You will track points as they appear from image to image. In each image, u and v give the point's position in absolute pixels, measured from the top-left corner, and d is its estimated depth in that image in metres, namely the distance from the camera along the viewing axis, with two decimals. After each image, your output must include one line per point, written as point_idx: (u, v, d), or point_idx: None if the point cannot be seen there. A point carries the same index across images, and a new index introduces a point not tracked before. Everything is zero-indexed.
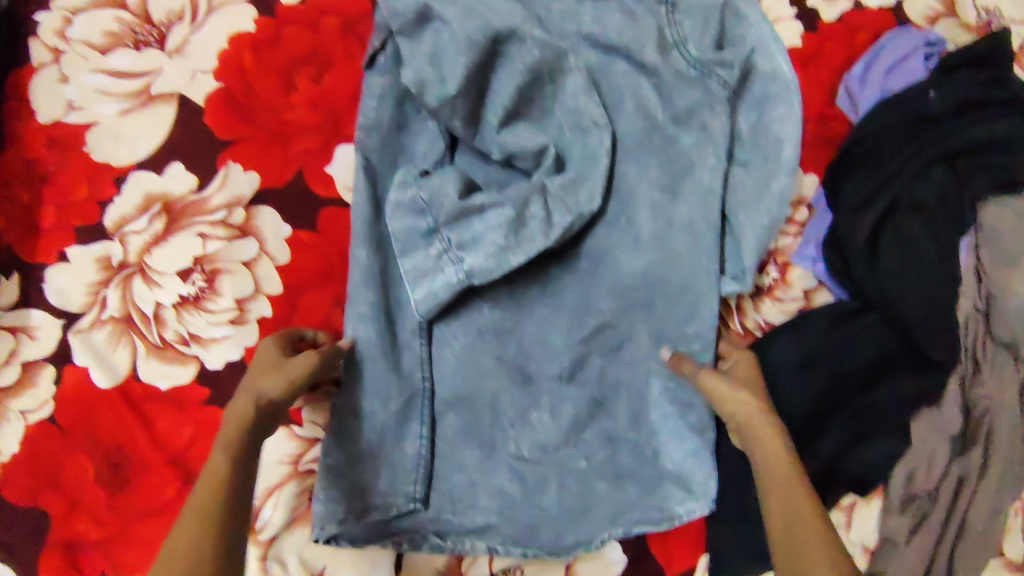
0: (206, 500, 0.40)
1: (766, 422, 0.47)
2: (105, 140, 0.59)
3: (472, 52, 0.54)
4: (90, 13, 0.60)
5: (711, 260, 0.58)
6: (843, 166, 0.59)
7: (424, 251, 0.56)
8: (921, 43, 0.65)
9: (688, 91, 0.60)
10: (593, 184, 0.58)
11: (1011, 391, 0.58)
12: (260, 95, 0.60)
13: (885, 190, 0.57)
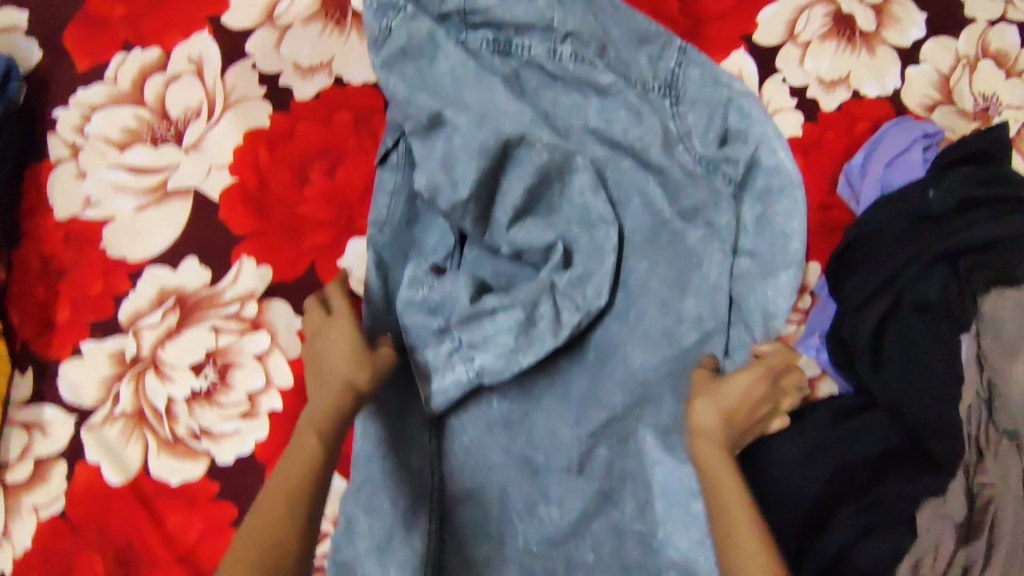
0: (298, 480, 0.44)
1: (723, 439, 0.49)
2: (122, 236, 0.60)
3: (482, 158, 0.57)
4: (107, 110, 0.61)
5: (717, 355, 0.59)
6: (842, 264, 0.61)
7: (435, 348, 0.57)
8: (919, 134, 0.65)
9: (694, 190, 0.61)
10: (599, 278, 0.60)
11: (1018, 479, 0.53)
12: (274, 190, 0.62)
13: (890, 289, 0.57)
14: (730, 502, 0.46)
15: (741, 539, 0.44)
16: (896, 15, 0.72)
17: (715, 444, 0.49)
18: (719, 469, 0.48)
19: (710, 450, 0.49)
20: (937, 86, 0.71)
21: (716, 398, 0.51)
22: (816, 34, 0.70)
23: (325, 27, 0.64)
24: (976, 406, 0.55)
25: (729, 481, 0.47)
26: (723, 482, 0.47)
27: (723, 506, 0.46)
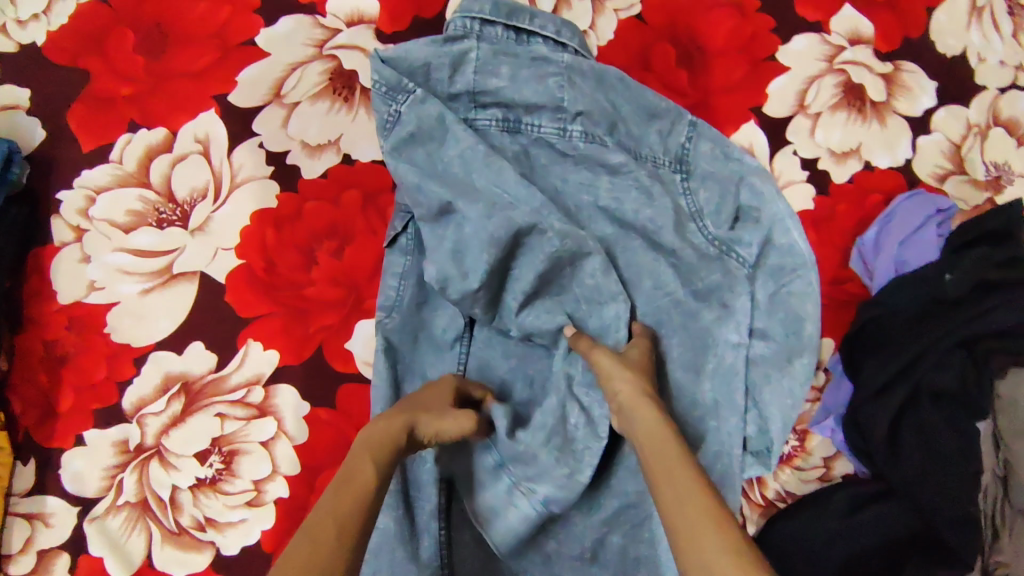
0: (358, 503, 0.40)
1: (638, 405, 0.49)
2: (126, 321, 0.59)
3: (494, 249, 0.56)
4: (113, 192, 0.61)
5: (733, 440, 0.59)
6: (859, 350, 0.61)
7: (493, 487, 0.56)
8: (932, 210, 0.65)
9: (709, 273, 0.61)
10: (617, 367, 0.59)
11: None
12: (282, 271, 0.61)
13: (906, 376, 0.57)
14: (665, 458, 0.44)
15: (678, 480, 0.42)
16: (906, 84, 0.71)
17: (641, 409, 0.48)
18: (649, 429, 0.47)
19: (639, 413, 0.48)
20: (949, 155, 0.71)
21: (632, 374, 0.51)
22: (827, 104, 0.70)
23: (333, 104, 0.64)
24: (994, 484, 0.52)
25: (665, 437, 0.45)
26: (654, 441, 0.46)
27: (654, 464, 0.44)
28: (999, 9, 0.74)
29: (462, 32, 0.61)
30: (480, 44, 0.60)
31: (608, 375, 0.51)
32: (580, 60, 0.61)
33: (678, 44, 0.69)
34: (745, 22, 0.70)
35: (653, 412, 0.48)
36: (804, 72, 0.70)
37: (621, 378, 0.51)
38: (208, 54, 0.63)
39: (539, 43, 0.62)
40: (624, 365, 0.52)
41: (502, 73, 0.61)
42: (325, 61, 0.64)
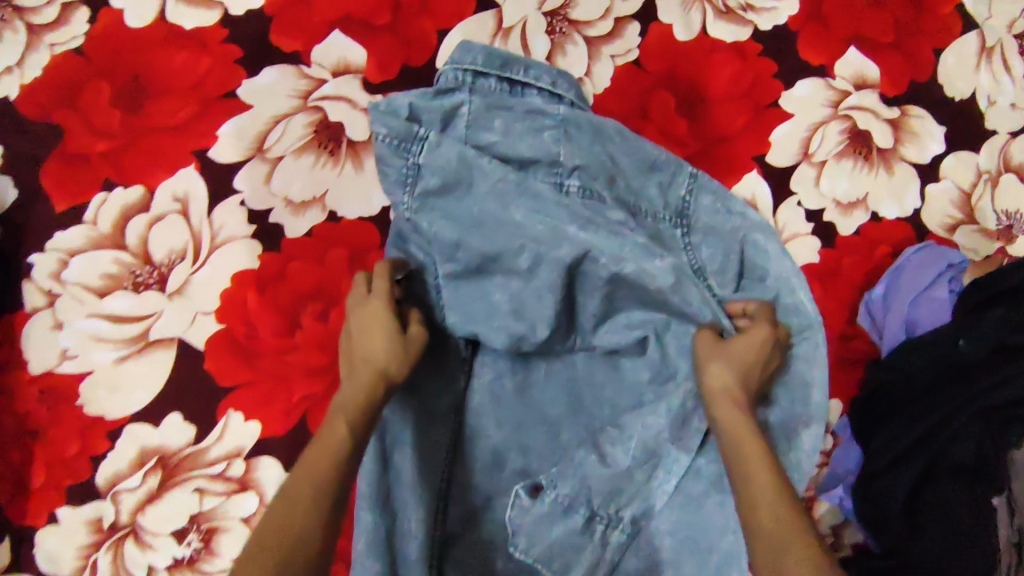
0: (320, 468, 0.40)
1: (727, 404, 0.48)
2: (102, 392, 0.57)
3: (529, 281, 0.56)
4: (87, 254, 0.58)
5: None
6: (872, 416, 0.60)
7: (588, 548, 0.55)
8: (944, 265, 0.62)
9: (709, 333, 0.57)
10: (638, 433, 0.56)
11: None
12: (264, 336, 0.58)
13: (923, 447, 0.54)
14: (753, 478, 0.43)
15: (761, 500, 0.42)
16: (914, 130, 0.69)
17: (732, 419, 0.47)
18: (745, 448, 0.45)
19: (728, 425, 0.47)
20: (958, 204, 0.68)
21: (729, 376, 0.49)
22: (832, 151, 0.67)
23: (319, 158, 0.61)
24: None
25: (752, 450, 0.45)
26: (740, 449, 0.45)
27: (743, 480, 0.43)
28: (1009, 49, 0.71)
29: (454, 83, 0.57)
30: (472, 97, 0.57)
31: (704, 370, 0.51)
32: (578, 114, 0.58)
33: (677, 92, 0.67)
34: (746, 67, 0.68)
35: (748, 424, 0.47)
36: (808, 118, 0.67)
37: (719, 381, 0.49)
38: (187, 107, 0.61)
39: (533, 95, 0.59)
40: (729, 361, 0.50)
41: (496, 126, 0.57)
42: (309, 113, 0.62)
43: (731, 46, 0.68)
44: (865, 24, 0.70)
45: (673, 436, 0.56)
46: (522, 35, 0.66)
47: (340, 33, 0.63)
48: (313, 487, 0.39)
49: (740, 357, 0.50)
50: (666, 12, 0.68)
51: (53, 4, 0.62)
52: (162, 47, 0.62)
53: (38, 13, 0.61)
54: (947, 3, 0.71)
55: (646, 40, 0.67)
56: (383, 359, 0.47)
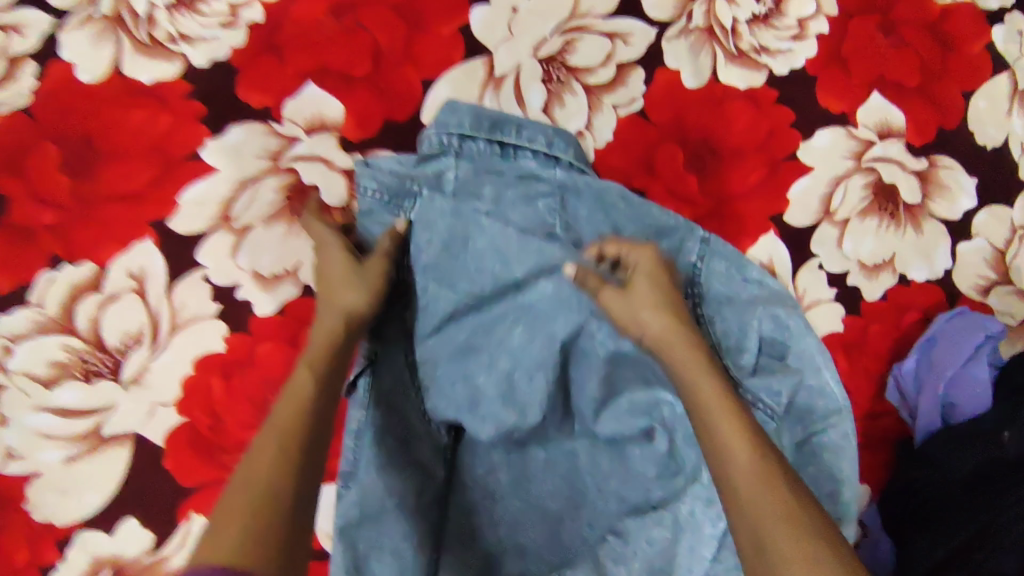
0: (294, 412, 0.39)
1: (650, 319, 0.44)
2: (50, 495, 0.51)
3: (521, 363, 0.51)
4: (32, 340, 0.52)
5: None
6: (904, 518, 0.54)
7: None
8: (982, 336, 0.56)
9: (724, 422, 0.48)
10: (641, 547, 0.50)
11: None
12: (231, 429, 0.52)
13: (981, 544, 0.48)
14: (707, 402, 0.41)
15: (725, 433, 0.39)
16: (943, 182, 0.63)
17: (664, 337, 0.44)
18: (680, 365, 0.43)
19: (670, 351, 0.43)
20: (992, 263, 0.63)
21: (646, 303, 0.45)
22: (856, 208, 0.61)
23: (291, 227, 0.55)
24: None
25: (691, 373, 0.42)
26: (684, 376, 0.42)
27: (699, 410, 0.41)
28: None
29: (438, 149, 0.51)
30: (459, 162, 0.51)
31: (629, 319, 0.45)
32: (576, 178, 0.51)
33: (686, 144, 0.61)
34: (761, 116, 0.62)
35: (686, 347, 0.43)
36: (829, 172, 0.62)
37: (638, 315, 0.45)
38: (145, 172, 0.55)
39: (526, 158, 0.51)
40: (640, 297, 0.45)
41: (486, 194, 0.51)
42: (282, 176, 0.56)
43: (744, 93, 0.63)
44: (889, 67, 0.64)
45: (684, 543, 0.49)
46: (516, 84, 0.60)
47: (315, 85, 0.57)
48: (278, 436, 0.38)
49: (646, 285, 0.45)
50: (672, 56, 0.62)
51: None
52: (119, 105, 0.56)
53: None
54: (977, 42, 0.65)
55: (651, 88, 0.62)
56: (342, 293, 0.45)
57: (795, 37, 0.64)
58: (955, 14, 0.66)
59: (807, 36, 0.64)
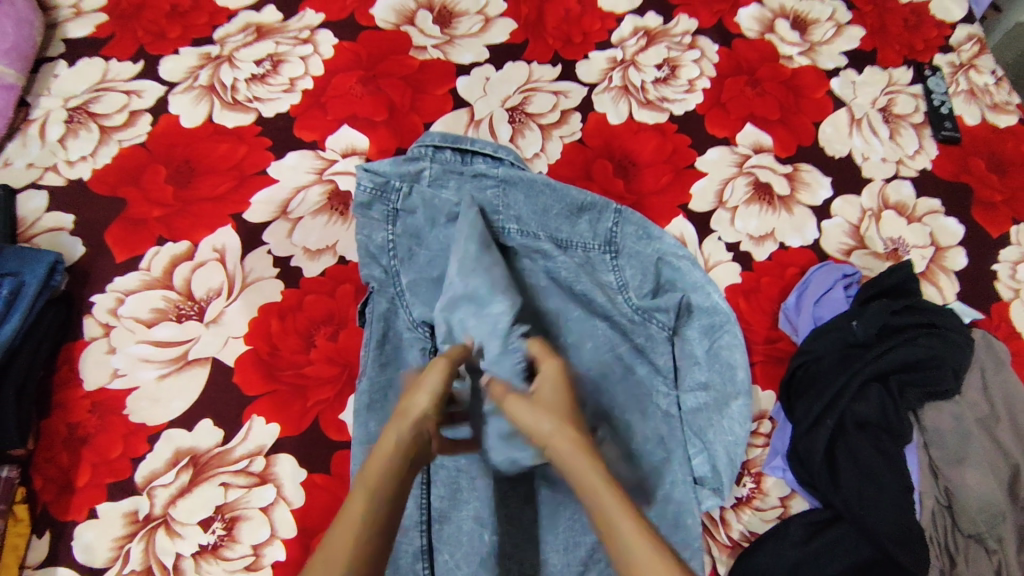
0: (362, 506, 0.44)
1: (536, 414, 0.53)
2: (143, 403, 0.67)
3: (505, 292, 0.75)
4: (140, 293, 0.71)
5: (685, 471, 0.66)
6: (792, 391, 0.70)
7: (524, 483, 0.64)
8: (840, 275, 0.76)
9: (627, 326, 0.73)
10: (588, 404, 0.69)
11: (990, 510, 0.67)
12: (284, 353, 0.70)
13: (843, 398, 0.65)
14: (574, 463, 0.50)
15: (602, 498, 0.47)
16: (806, 180, 0.86)
17: (545, 430, 0.52)
18: (565, 454, 0.51)
19: (554, 443, 0.51)
20: (850, 234, 0.84)
21: (547, 410, 0.54)
22: (741, 200, 0.84)
23: (331, 218, 0.77)
24: (940, 507, 0.70)
25: (581, 463, 0.49)
26: (579, 468, 0.49)
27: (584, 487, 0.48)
28: (874, 119, 0.91)
29: (420, 155, 0.77)
30: (432, 164, 0.76)
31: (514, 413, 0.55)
32: (513, 173, 0.76)
33: (613, 160, 0.85)
34: (666, 141, 0.87)
35: (565, 437, 0.51)
36: (718, 176, 0.85)
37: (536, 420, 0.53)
38: (227, 182, 0.77)
39: (479, 162, 0.78)
40: (543, 401, 0.55)
41: (450, 186, 0.76)
42: (324, 184, 0.78)
43: (653, 126, 0.87)
44: (757, 108, 0.90)
45: (623, 397, 0.69)
46: (489, 125, 0.85)
47: (348, 126, 0.82)
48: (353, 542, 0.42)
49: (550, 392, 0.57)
50: (600, 104, 0.88)
51: (123, 112, 0.80)
52: (209, 140, 0.79)
53: (111, 118, 0.79)
54: (819, 91, 0.92)
55: (586, 125, 0.87)
56: (411, 414, 0.52)
57: (687, 90, 0.90)
58: (800, 73, 0.93)
59: (696, 90, 0.90)
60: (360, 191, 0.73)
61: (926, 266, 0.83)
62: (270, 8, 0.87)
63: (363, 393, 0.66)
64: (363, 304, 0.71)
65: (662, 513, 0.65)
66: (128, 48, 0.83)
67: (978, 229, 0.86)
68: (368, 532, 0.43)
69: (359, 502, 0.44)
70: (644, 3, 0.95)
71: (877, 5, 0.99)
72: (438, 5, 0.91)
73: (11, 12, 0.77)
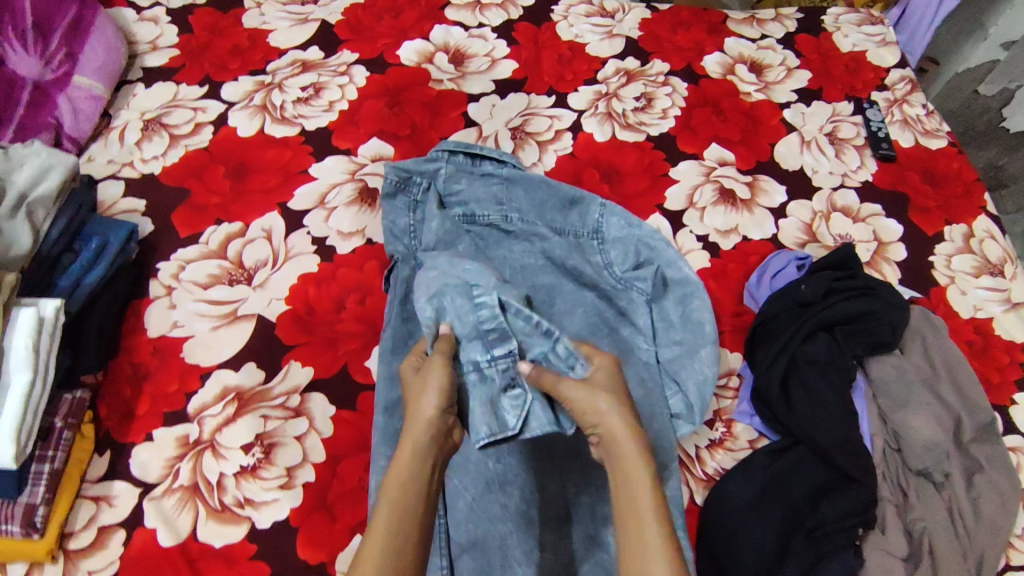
0: (401, 477, 0.59)
1: (601, 405, 0.63)
2: (198, 348, 0.78)
3: (504, 265, 0.87)
4: (199, 262, 0.84)
5: (662, 404, 0.77)
6: (754, 342, 0.82)
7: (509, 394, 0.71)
8: (793, 258, 0.89)
9: (613, 297, 0.85)
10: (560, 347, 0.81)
11: (932, 448, 0.77)
12: (319, 312, 0.82)
13: (793, 348, 0.77)
14: (625, 458, 0.60)
15: (635, 490, 0.58)
16: (765, 188, 1.01)
17: (597, 413, 0.63)
18: (616, 449, 0.61)
19: (610, 428, 0.62)
20: (804, 231, 0.98)
21: (602, 393, 0.64)
22: (709, 202, 0.98)
23: (361, 207, 0.90)
24: (889, 447, 0.80)
25: (633, 464, 0.59)
26: (621, 455, 0.61)
27: (630, 485, 0.59)
28: (822, 141, 1.07)
29: (437, 157, 0.91)
30: (447, 164, 0.90)
31: (588, 398, 0.64)
32: (515, 173, 0.91)
33: (600, 169, 1.00)
34: (644, 154, 1.02)
35: (621, 419, 0.62)
36: (689, 183, 1.00)
37: (591, 405, 0.64)
38: (275, 178, 0.91)
39: (486, 164, 0.92)
40: (597, 386, 0.65)
41: (461, 182, 0.90)
42: (356, 181, 0.93)
43: (633, 143, 1.03)
44: (722, 131, 1.06)
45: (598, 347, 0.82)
46: (495, 140, 1.01)
47: (377, 138, 0.97)
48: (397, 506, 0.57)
49: (606, 382, 0.66)
50: (588, 126, 1.04)
51: (190, 124, 0.95)
52: (261, 146, 0.94)
53: (180, 127, 0.95)
54: (774, 119, 1.09)
55: (577, 141, 1.02)
56: (427, 418, 0.63)
57: (662, 116, 1.07)
58: (758, 106, 1.10)
59: (669, 116, 1.07)
60: (391, 181, 0.87)
61: (871, 256, 0.97)
62: (314, 48, 1.05)
63: (387, 339, 0.77)
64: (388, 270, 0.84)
65: (643, 439, 0.75)
66: (196, 76, 1.00)
67: (915, 229, 1.00)
68: (403, 531, 0.56)
69: (387, 506, 0.57)
70: (625, 50, 1.14)
71: (822, 54, 1.18)
72: (453, 49, 1.09)
73: (104, 41, 0.94)
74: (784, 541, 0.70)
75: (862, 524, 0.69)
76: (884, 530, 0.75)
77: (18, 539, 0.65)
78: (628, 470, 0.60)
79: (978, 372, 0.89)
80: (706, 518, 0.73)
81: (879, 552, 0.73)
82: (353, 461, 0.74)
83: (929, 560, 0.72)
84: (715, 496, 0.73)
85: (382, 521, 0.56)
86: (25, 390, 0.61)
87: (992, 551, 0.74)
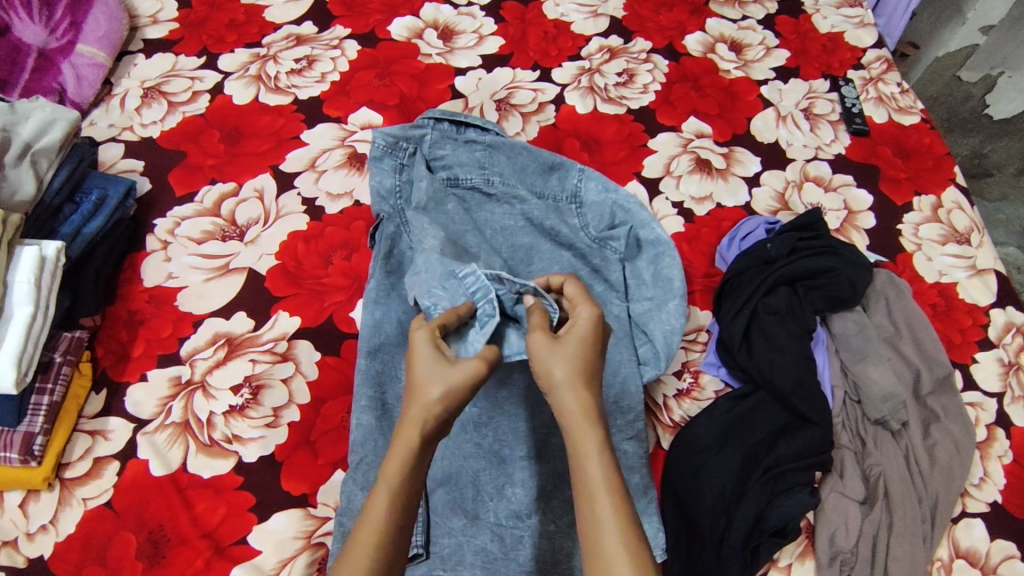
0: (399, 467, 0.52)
1: (562, 379, 0.55)
2: (191, 298, 0.82)
3: (488, 227, 0.91)
4: (193, 219, 0.88)
5: (629, 354, 0.81)
6: (721, 298, 0.87)
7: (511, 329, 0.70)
8: (764, 223, 0.93)
9: (590, 255, 0.89)
10: None
11: (890, 399, 0.80)
12: (307, 266, 0.86)
13: (753, 306, 0.82)
14: (577, 431, 0.54)
15: (591, 471, 0.52)
16: (740, 158, 1.05)
17: (556, 384, 0.56)
18: (574, 421, 0.54)
19: (567, 399, 0.55)
20: (777, 199, 1.01)
21: (564, 357, 0.56)
22: (685, 170, 1.02)
23: (350, 171, 0.94)
24: (849, 397, 0.83)
25: (590, 444, 0.53)
26: (578, 430, 0.54)
27: (585, 473, 0.52)
28: (798, 116, 1.11)
29: (423, 123, 0.93)
30: (432, 130, 0.93)
31: (550, 364, 0.56)
32: (499, 140, 0.93)
33: (581, 139, 1.04)
34: (624, 126, 1.06)
35: (572, 393, 0.55)
36: (667, 153, 1.04)
37: (552, 369, 0.56)
38: (268, 143, 0.96)
39: (471, 132, 0.94)
40: (563, 350, 0.57)
41: (446, 148, 0.93)
42: (346, 148, 0.97)
43: (614, 116, 1.07)
44: (700, 106, 1.10)
45: None
46: (480, 111, 1.04)
47: (366, 108, 1.01)
48: (388, 494, 0.51)
49: (575, 347, 0.57)
50: (571, 99, 1.08)
51: (187, 92, 1.00)
52: (255, 113, 0.99)
53: (178, 95, 0.99)
54: (752, 95, 1.13)
55: (559, 114, 1.06)
56: (432, 409, 0.53)
57: (643, 90, 1.10)
58: (736, 82, 1.14)
59: (650, 90, 1.11)
60: (377, 143, 0.90)
61: (840, 224, 1.01)
62: (308, 23, 1.10)
63: (371, 290, 0.80)
64: (373, 230, 0.87)
65: (610, 383, 0.79)
66: (194, 47, 1.05)
67: (885, 199, 1.03)
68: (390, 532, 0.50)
69: (384, 504, 0.50)
70: (609, 29, 1.18)
71: (801, 34, 1.22)
72: (442, 26, 1.14)
73: (105, 11, 0.98)
74: (744, 480, 0.74)
75: (816, 465, 0.74)
76: (842, 475, 0.78)
77: (17, 466, 0.69)
78: (585, 451, 0.53)
79: (941, 332, 0.92)
80: (671, 459, 0.77)
81: (835, 495, 0.77)
82: (336, 403, 0.78)
83: (882, 502, 0.77)
84: (680, 438, 0.77)
85: (380, 509, 0.50)
86: (26, 322, 0.66)
87: (947, 497, 0.77)
